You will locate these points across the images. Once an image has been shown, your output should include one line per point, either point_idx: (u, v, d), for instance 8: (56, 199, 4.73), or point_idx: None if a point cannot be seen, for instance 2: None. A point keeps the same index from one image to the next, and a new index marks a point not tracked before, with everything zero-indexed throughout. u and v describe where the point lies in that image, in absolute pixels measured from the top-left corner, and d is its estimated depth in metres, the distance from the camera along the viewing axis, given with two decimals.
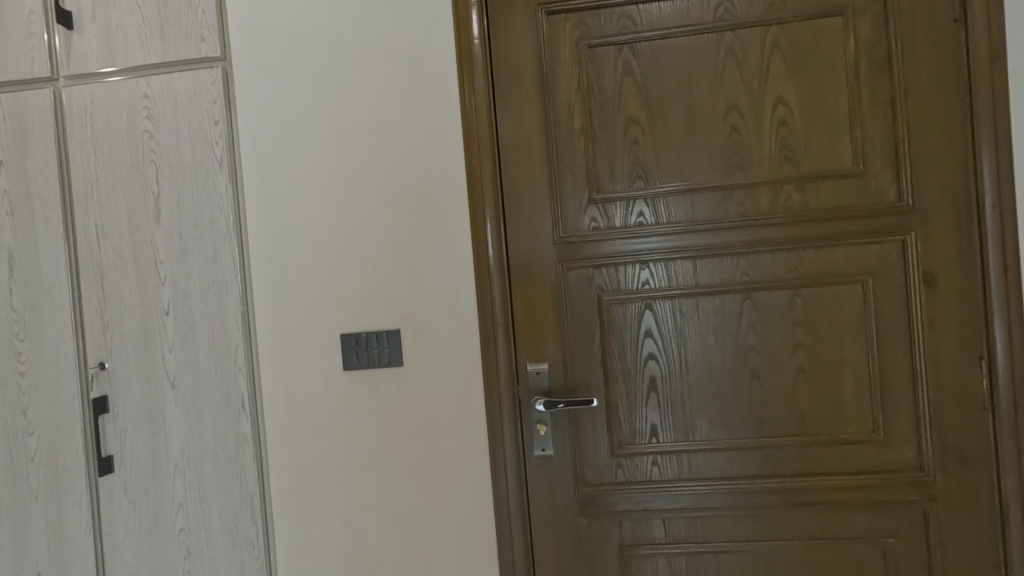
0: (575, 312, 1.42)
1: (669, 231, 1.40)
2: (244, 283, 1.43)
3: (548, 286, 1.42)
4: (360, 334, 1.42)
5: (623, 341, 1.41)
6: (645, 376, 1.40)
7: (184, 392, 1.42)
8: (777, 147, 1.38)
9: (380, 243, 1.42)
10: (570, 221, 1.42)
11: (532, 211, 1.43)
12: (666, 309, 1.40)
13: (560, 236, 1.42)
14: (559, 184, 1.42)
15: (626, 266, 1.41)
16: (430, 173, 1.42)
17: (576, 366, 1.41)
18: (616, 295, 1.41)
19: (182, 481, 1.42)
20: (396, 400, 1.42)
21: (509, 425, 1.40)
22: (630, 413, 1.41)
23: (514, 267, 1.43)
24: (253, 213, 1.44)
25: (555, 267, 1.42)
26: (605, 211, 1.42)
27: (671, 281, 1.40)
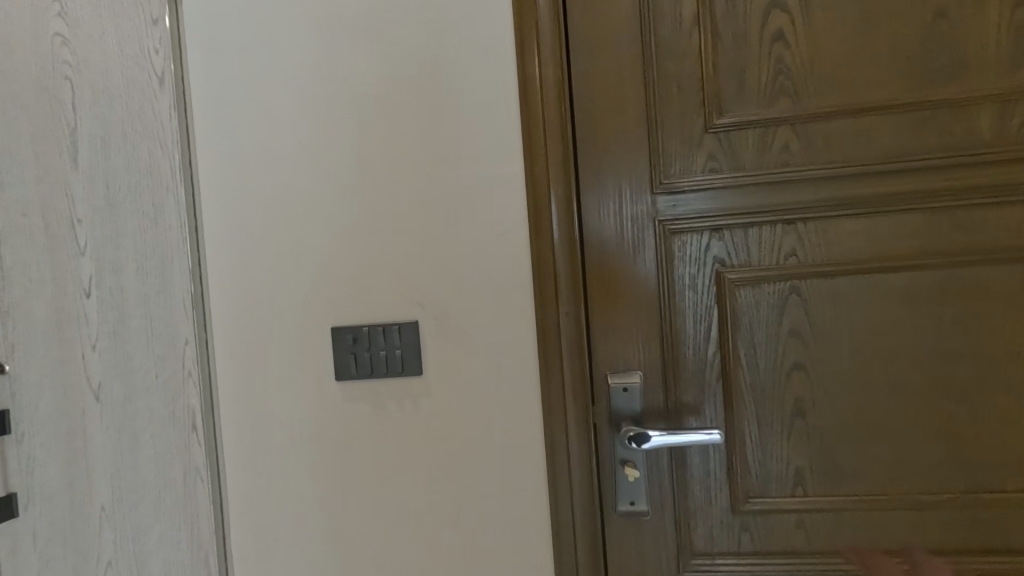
0: (680, 302, 0.95)
1: (832, 175, 0.91)
2: (197, 253, 0.99)
3: (640, 262, 0.96)
4: (359, 328, 1.00)
5: (753, 344, 0.94)
6: (788, 397, 0.93)
7: (114, 407, 0.99)
8: (1008, 42, 0.88)
9: (392, 198, 0.99)
10: (675, 163, 0.95)
11: (618, 150, 0.96)
12: (822, 294, 0.92)
13: (661, 189, 0.95)
14: (658, 108, 0.95)
15: (762, 230, 0.93)
16: (465, 96, 0.97)
17: (680, 379, 0.96)
18: (745, 275, 0.94)
19: (110, 530, 1.00)
20: (413, 419, 1.01)
21: (579, 462, 0.96)
22: (762, 451, 0.94)
23: (589, 234, 0.97)
24: (210, 152, 0.99)
25: (652, 233, 0.96)
26: (730, 148, 0.93)
27: (833, 252, 0.92)
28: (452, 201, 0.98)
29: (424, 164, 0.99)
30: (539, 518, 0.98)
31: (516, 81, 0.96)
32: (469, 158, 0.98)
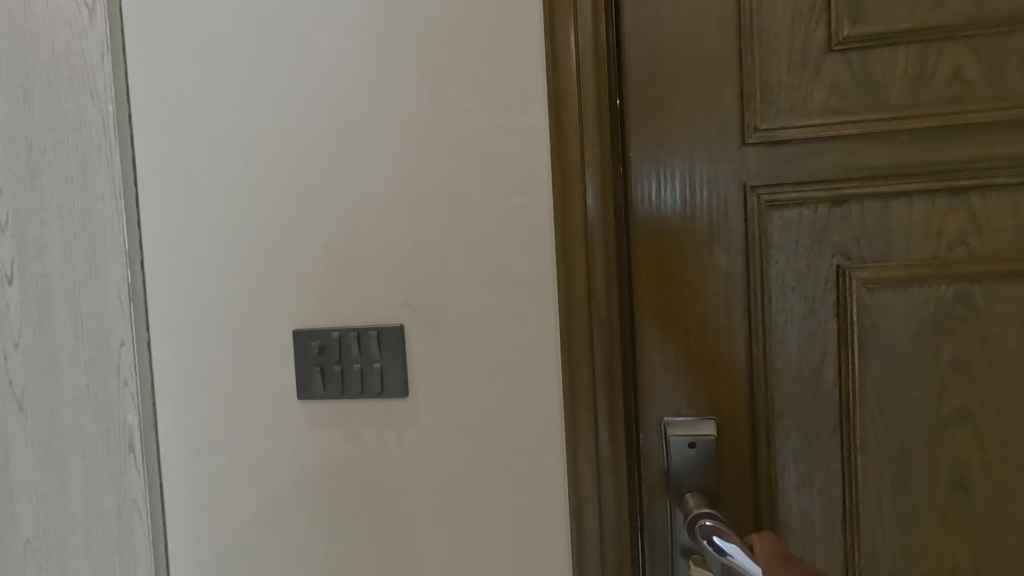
0: (775, 315, 0.70)
1: (1020, 118, 0.64)
2: (137, 231, 0.78)
3: (721, 261, 0.71)
4: (328, 333, 0.76)
5: (890, 379, 0.68)
6: (943, 443, 0.67)
7: (39, 419, 0.79)
8: None
9: (381, 160, 0.74)
10: (785, 99, 0.69)
11: (701, 85, 0.70)
12: (1002, 301, 0.65)
13: (756, 138, 0.69)
14: (759, 21, 0.69)
15: (914, 211, 0.67)
16: (486, 13, 0.70)
17: (778, 420, 0.70)
18: (882, 274, 0.68)
19: (34, 571, 0.80)
20: (396, 452, 0.76)
21: (612, 522, 0.71)
22: (894, 522, 0.69)
23: (643, 227, 0.71)
24: (148, 106, 0.77)
25: (740, 218, 0.70)
26: (866, 78, 0.67)
27: (1020, 239, 0.65)
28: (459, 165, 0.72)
29: (421, 112, 0.72)
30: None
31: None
32: (480, 109, 0.71)
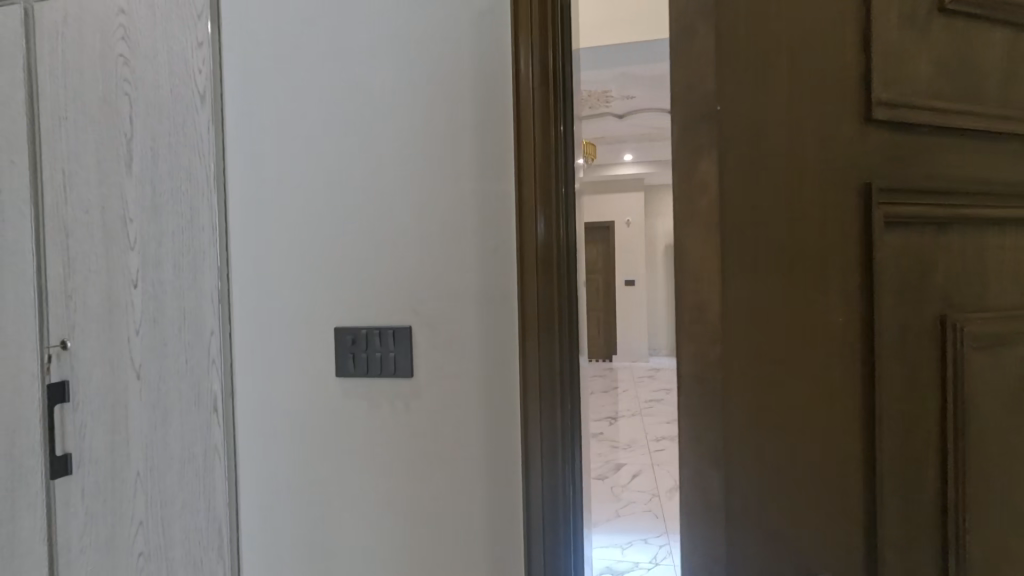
0: (891, 388, 0.51)
1: None
2: (226, 250, 0.99)
3: (834, 310, 0.51)
4: (359, 329, 0.94)
5: (1000, 457, 0.54)
6: None
7: (151, 386, 1.04)
8: None
9: (396, 192, 0.92)
10: (891, 74, 0.51)
11: (823, 57, 0.50)
12: None
13: (884, 122, 0.50)
14: None
15: (1008, 240, 0.55)
16: (475, 80, 0.88)
17: (891, 524, 0.52)
18: (990, 326, 0.54)
19: (141, 498, 1.05)
20: (403, 428, 0.93)
21: (548, 476, 0.86)
22: None
23: (738, 262, 0.48)
24: (239, 162, 0.98)
25: (861, 248, 0.50)
26: (973, 61, 0.53)
27: None
28: (450, 195, 0.89)
29: (430, 154, 0.90)
30: (515, 540, 0.90)
31: (508, 59, 0.87)
32: (469, 153, 0.89)
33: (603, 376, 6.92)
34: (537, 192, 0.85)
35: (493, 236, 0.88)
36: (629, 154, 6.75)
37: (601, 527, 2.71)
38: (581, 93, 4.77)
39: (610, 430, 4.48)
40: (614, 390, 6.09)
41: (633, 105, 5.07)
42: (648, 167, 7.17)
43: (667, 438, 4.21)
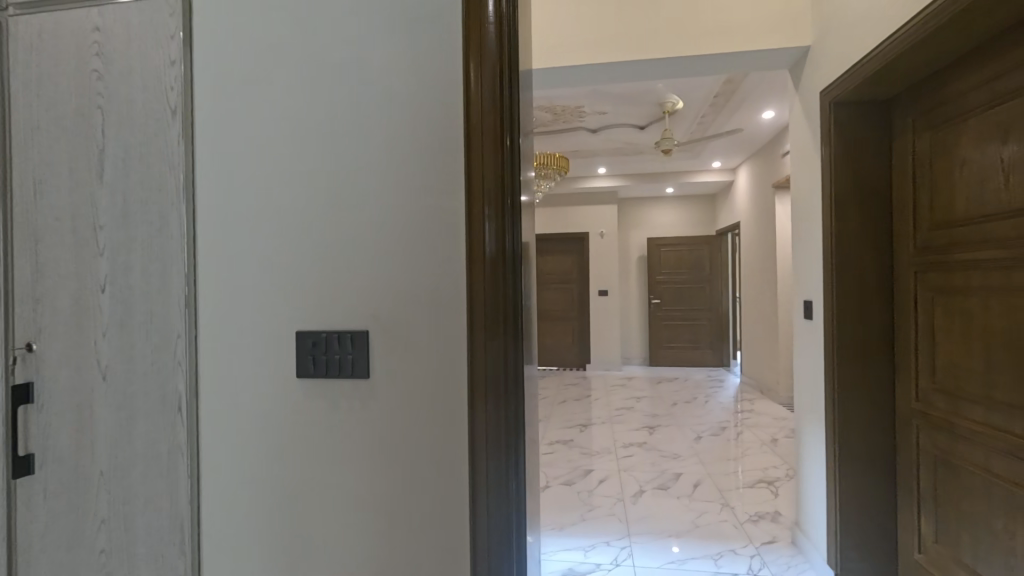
0: None
1: None
2: (193, 255, 1.04)
3: None
4: (319, 333, 1.00)
5: None
6: None
7: (117, 386, 1.07)
8: None
9: (358, 204, 0.98)
10: None
11: None
12: None
13: None
14: None
15: None
16: (430, 106, 0.96)
17: None
18: None
19: (104, 496, 1.08)
20: (361, 425, 0.99)
21: (494, 469, 0.93)
22: None
23: None
24: (206, 174, 1.04)
25: None
26: None
27: None
28: (408, 207, 0.97)
29: (389, 169, 0.98)
30: (460, 530, 0.96)
31: (461, 84, 0.95)
32: (423, 172, 0.96)
33: (577, 384, 7.02)
34: (490, 205, 0.92)
35: (447, 245, 0.95)
36: (603, 167, 6.92)
37: (567, 530, 2.79)
38: (555, 107, 4.91)
39: (581, 437, 4.56)
40: (587, 398, 6.19)
41: (605, 120, 5.22)
42: (622, 180, 7.36)
43: (635, 444, 4.32)
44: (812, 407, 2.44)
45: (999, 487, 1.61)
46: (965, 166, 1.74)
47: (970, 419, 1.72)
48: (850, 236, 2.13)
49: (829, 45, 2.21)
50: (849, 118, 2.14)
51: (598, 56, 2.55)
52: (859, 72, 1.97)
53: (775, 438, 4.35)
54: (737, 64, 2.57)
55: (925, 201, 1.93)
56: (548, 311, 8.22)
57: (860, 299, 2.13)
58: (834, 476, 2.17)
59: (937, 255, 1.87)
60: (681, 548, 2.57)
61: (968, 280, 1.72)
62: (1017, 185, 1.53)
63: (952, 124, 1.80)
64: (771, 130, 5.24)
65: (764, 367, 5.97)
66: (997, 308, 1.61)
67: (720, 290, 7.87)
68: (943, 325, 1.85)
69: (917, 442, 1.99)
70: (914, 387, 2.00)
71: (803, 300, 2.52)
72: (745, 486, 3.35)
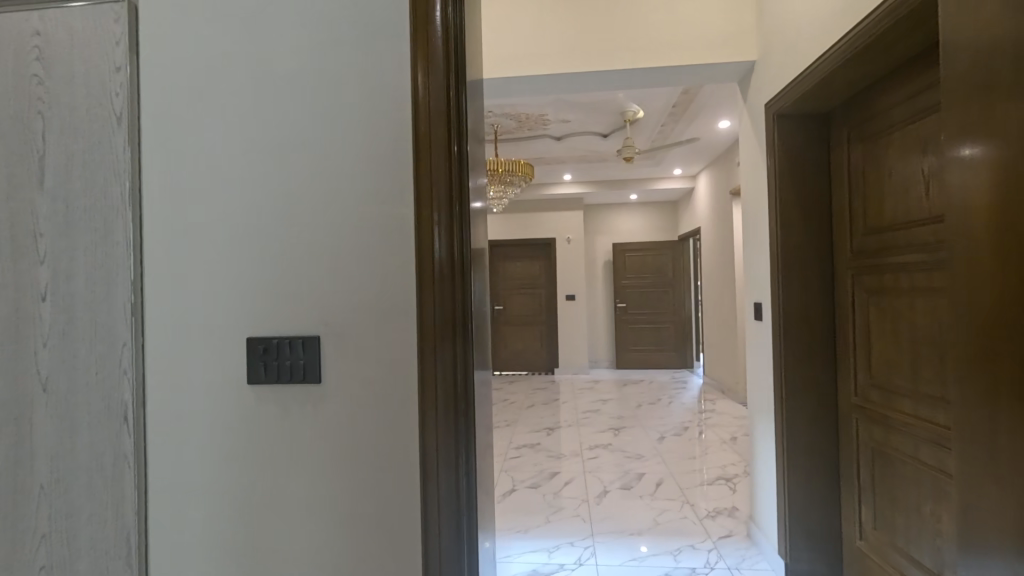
0: None
1: None
2: (139, 263, 1.03)
3: None
4: (269, 339, 1.00)
5: None
6: None
7: (58, 397, 1.05)
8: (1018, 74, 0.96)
9: (309, 211, 1.00)
10: None
11: None
12: None
13: None
14: None
15: None
16: (379, 115, 0.99)
17: None
18: None
19: (45, 511, 1.05)
20: (313, 430, 1.00)
21: (445, 469, 0.95)
22: None
23: None
24: (154, 182, 1.03)
25: None
26: None
27: None
28: (359, 214, 0.99)
29: (340, 176, 0.99)
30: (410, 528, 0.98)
31: (409, 95, 0.98)
32: (373, 180, 0.99)
33: (545, 388, 7.08)
34: (440, 212, 0.95)
35: (397, 250, 0.97)
36: (568, 174, 7.04)
37: (532, 531, 2.82)
38: (520, 115, 4.98)
39: (547, 440, 4.61)
40: (554, 401, 6.25)
41: (569, 128, 5.33)
42: (587, 187, 7.50)
43: (601, 446, 4.39)
44: (763, 404, 2.55)
45: (927, 474, 1.72)
46: (892, 175, 1.87)
47: (901, 411, 1.84)
48: (793, 241, 2.25)
49: (772, 61, 2.34)
50: (790, 130, 2.26)
51: (557, 67, 2.61)
52: (798, 87, 2.10)
53: (733, 437, 4.49)
54: (689, 77, 2.68)
55: (859, 208, 2.06)
56: (516, 316, 8.28)
57: (805, 300, 2.24)
58: (783, 470, 2.28)
59: (871, 258, 1.99)
60: (648, 547, 2.62)
61: (897, 281, 1.85)
62: (936, 192, 1.66)
63: (882, 136, 1.93)
64: (727, 140, 5.45)
65: (724, 368, 6.17)
66: (922, 307, 1.73)
67: (683, 293, 8.10)
68: (877, 324, 1.98)
69: (856, 434, 2.11)
70: (853, 383, 2.12)
71: (753, 302, 2.64)
72: (704, 483, 3.46)
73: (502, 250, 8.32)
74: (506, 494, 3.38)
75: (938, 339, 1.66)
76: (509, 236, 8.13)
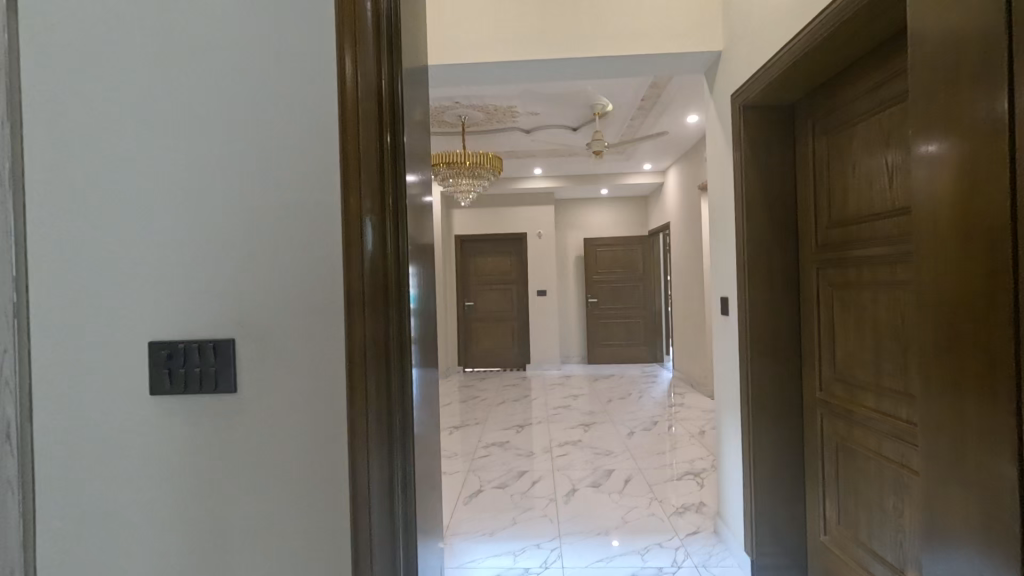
0: None
1: None
2: (24, 260, 0.92)
3: None
4: (175, 344, 0.93)
5: None
6: None
7: None
8: (988, 59, 0.91)
9: (231, 206, 0.94)
10: None
11: None
12: None
13: None
14: None
15: None
16: (303, 102, 0.93)
17: None
18: None
19: None
20: (232, 438, 0.93)
21: (377, 476, 0.89)
22: None
23: None
24: (42, 171, 0.93)
25: None
26: None
27: None
28: (282, 206, 0.93)
29: (264, 169, 0.93)
30: (340, 537, 0.92)
31: (335, 80, 0.92)
32: (297, 169, 0.92)
33: (516, 384, 7.01)
34: (371, 204, 0.89)
35: (323, 248, 0.91)
36: (539, 168, 6.96)
37: (499, 534, 2.73)
38: (487, 107, 4.88)
39: (517, 438, 4.54)
40: (525, 398, 6.18)
41: (538, 121, 5.26)
42: (557, 181, 7.45)
43: (570, 442, 4.34)
44: (730, 398, 2.53)
45: (888, 468, 1.71)
46: (853, 167, 1.85)
47: (862, 405, 1.83)
48: (758, 234, 2.22)
49: (736, 53, 2.31)
50: (754, 122, 2.23)
51: (520, 56, 2.53)
52: (757, 83, 2.10)
53: (702, 431, 4.50)
54: (652, 68, 2.63)
55: (824, 200, 2.03)
56: (487, 312, 8.20)
57: (770, 293, 2.22)
58: (749, 465, 2.25)
59: (836, 251, 1.97)
60: (619, 544, 2.60)
61: (861, 274, 1.82)
62: (896, 184, 1.64)
63: (844, 128, 1.90)
64: (696, 134, 5.45)
65: (693, 362, 6.22)
66: (883, 300, 1.72)
67: (653, 288, 8.15)
68: (840, 317, 1.96)
69: (820, 428, 2.10)
70: (818, 377, 2.10)
71: (719, 297, 2.62)
72: (673, 479, 3.44)
73: (472, 245, 8.20)
74: (472, 495, 3.29)
75: (899, 332, 1.64)
76: (479, 231, 8.01)
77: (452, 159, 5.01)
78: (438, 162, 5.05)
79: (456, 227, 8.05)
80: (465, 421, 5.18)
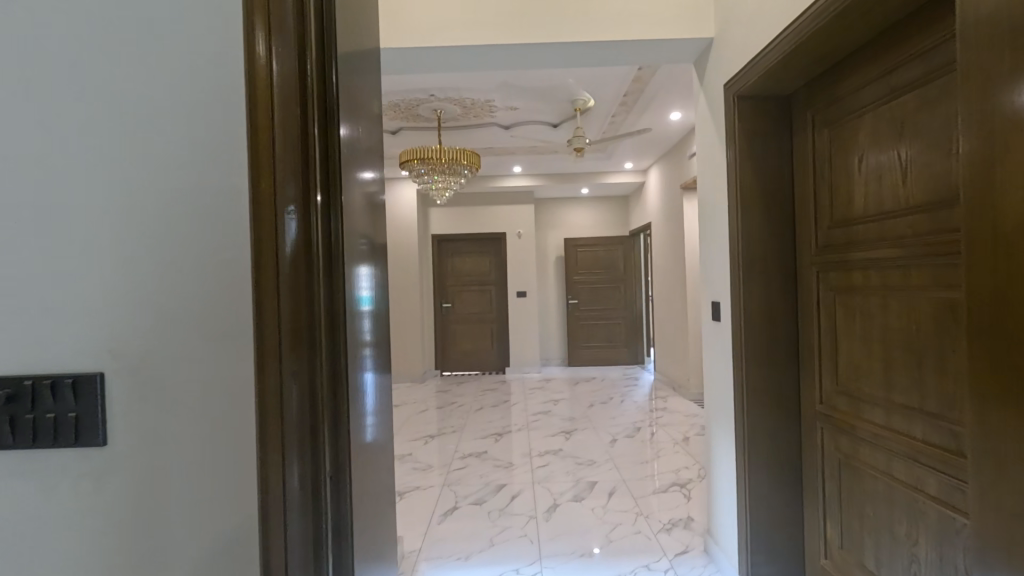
0: None
1: None
2: None
3: None
4: (20, 381, 0.69)
5: None
6: None
7: None
8: None
9: (99, 197, 0.70)
10: None
11: None
12: None
13: None
14: None
15: None
16: (200, 56, 0.71)
17: None
18: None
19: None
20: (104, 497, 0.71)
21: (299, 548, 0.67)
22: None
23: None
24: None
25: None
26: None
27: None
28: (171, 192, 0.71)
29: (149, 154, 0.71)
30: None
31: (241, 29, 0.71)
32: (191, 144, 0.71)
33: (495, 389, 6.80)
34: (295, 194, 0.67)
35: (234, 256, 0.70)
36: (518, 166, 6.78)
37: (475, 558, 2.53)
38: (464, 100, 4.66)
39: (495, 447, 4.33)
40: (504, 403, 5.98)
41: (517, 116, 5.06)
42: (537, 180, 7.27)
43: (551, 452, 4.15)
44: (721, 409, 2.37)
45: (901, 491, 1.56)
46: (862, 162, 1.69)
47: (869, 422, 1.68)
48: (755, 235, 2.06)
49: (730, 39, 2.14)
50: (751, 114, 2.07)
51: (496, 37, 2.31)
52: (754, 71, 1.94)
53: (686, 437, 4.38)
54: (640, 54, 2.45)
55: (825, 198, 1.88)
56: (465, 314, 7.97)
57: (766, 298, 2.06)
58: (744, 484, 2.09)
59: (838, 253, 1.82)
60: (601, 548, 2.60)
61: (868, 277, 1.68)
62: (915, 180, 1.48)
63: (847, 121, 1.76)
64: (679, 132, 5.33)
65: (675, 364, 6.11)
66: (895, 307, 1.57)
67: (633, 289, 8.04)
68: (844, 325, 1.81)
69: (821, 444, 1.94)
70: (819, 389, 1.95)
71: (710, 301, 2.45)
72: (657, 491, 3.28)
73: (450, 245, 7.96)
74: (447, 513, 3.06)
75: (916, 343, 1.49)
76: (457, 230, 7.78)
77: (428, 155, 4.77)
78: (413, 157, 4.80)
79: (433, 226, 7.80)
80: (441, 429, 4.94)
